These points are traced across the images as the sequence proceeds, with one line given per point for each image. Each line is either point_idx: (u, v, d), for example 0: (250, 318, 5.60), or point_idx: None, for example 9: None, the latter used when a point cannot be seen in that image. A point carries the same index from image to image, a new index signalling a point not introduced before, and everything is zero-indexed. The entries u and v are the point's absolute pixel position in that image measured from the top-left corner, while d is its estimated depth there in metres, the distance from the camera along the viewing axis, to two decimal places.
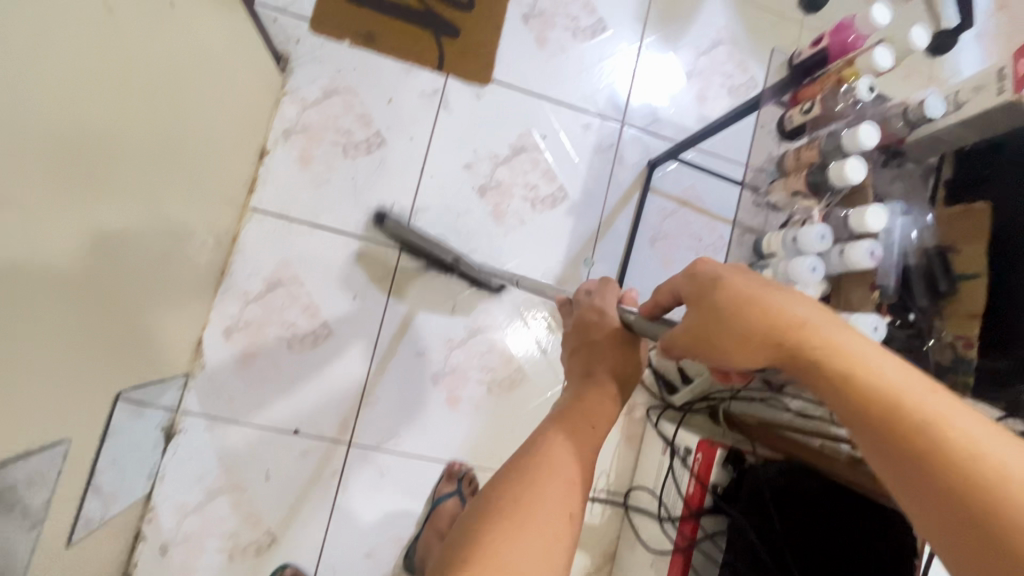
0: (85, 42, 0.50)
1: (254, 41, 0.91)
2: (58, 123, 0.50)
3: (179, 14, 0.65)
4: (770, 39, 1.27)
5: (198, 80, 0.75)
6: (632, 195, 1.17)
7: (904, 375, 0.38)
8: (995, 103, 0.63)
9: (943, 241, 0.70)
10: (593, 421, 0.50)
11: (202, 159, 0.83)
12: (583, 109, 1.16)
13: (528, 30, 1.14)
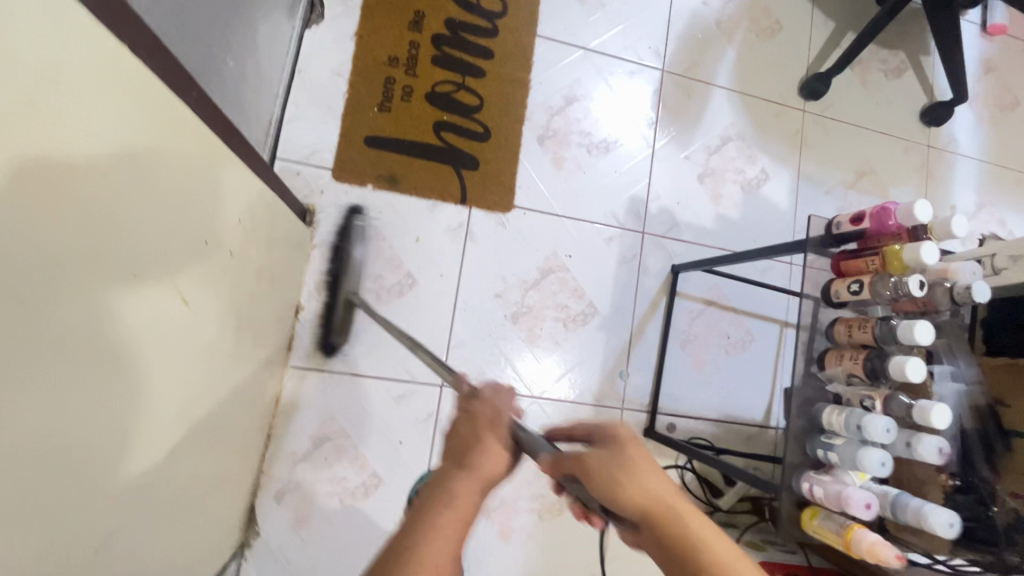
0: (166, 313, 0.53)
1: (294, 230, 0.95)
2: (138, 392, 0.51)
3: (236, 249, 0.70)
4: (776, 130, 1.30)
5: (249, 288, 0.78)
6: (659, 301, 1.19)
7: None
8: None
9: (991, 393, 0.72)
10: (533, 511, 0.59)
11: (238, 359, 0.79)
12: (604, 223, 1.18)
13: (544, 152, 1.16)
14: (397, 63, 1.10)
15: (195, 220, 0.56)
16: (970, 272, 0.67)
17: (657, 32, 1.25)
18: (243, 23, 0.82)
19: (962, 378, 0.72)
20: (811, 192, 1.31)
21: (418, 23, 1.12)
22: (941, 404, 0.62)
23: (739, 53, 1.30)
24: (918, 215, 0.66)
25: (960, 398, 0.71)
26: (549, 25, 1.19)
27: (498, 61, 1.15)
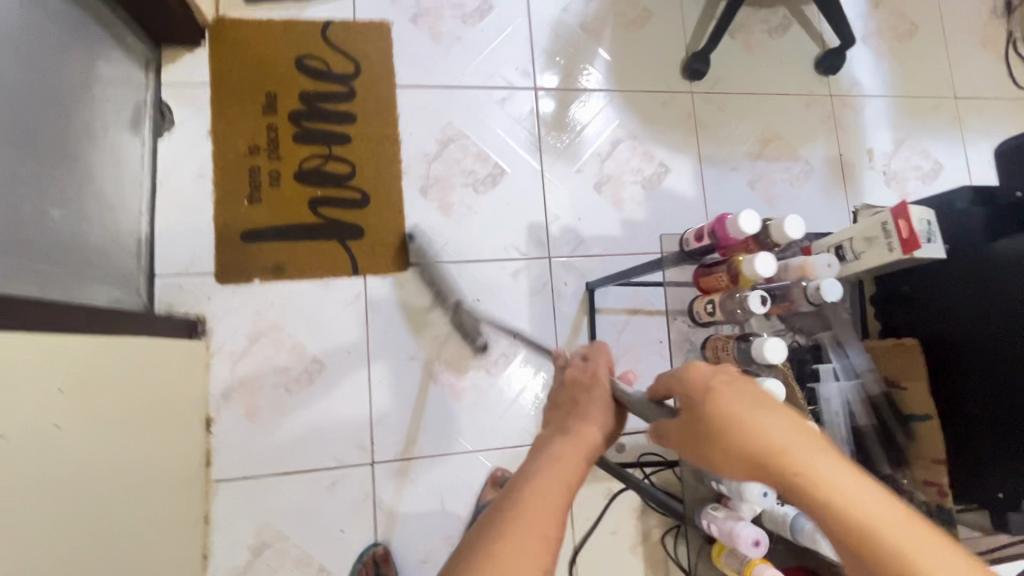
0: (28, 454, 0.58)
1: (185, 348, 0.95)
2: (14, 537, 0.54)
3: (116, 370, 0.76)
4: (666, 118, 1.27)
5: (148, 402, 0.82)
6: (581, 322, 1.16)
7: (790, 433, 0.43)
8: (889, 258, 0.62)
9: (887, 376, 0.76)
10: (726, 445, 0.44)
11: (152, 461, 0.82)
12: (507, 257, 1.15)
13: (430, 201, 1.14)
14: (259, 150, 1.09)
15: (28, 369, 0.60)
16: (825, 266, 0.64)
17: (520, 51, 1.22)
18: (62, 166, 0.82)
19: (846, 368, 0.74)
20: (716, 173, 1.27)
21: (272, 104, 1.10)
22: None
23: (612, 50, 1.26)
24: (745, 225, 0.61)
25: (850, 391, 0.74)
26: (407, 73, 1.17)
27: (362, 122, 1.13)
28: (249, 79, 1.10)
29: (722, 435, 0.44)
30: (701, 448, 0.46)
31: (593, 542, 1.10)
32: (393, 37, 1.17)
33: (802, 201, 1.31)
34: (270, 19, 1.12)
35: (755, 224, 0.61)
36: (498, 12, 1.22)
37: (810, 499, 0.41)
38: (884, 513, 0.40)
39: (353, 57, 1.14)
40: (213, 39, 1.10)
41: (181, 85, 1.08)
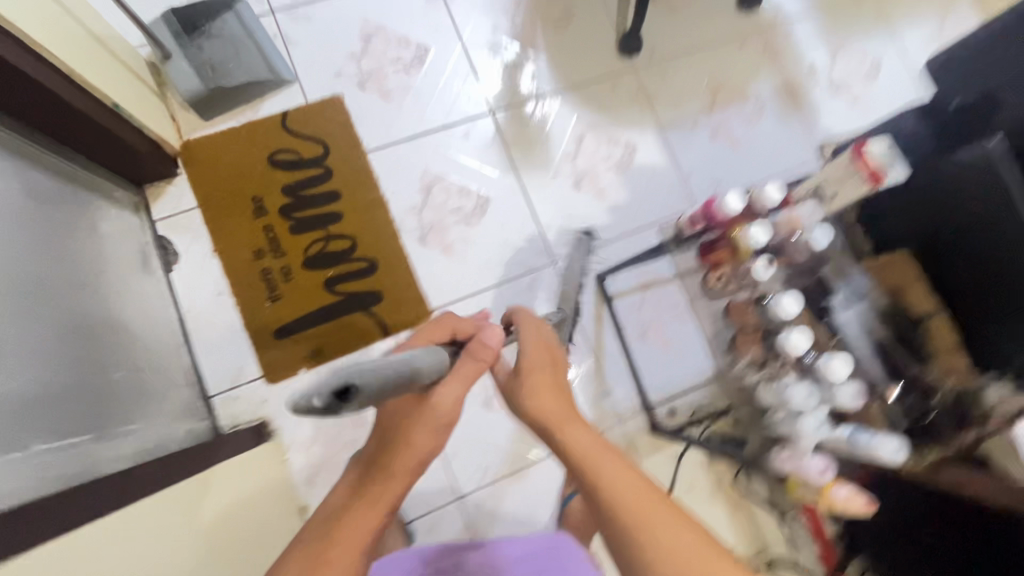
0: None
1: (262, 454, 1.02)
2: None
3: (217, 496, 0.83)
4: (618, 101, 1.33)
5: (253, 512, 0.90)
6: (602, 311, 1.24)
7: (621, 476, 0.57)
8: (859, 192, 0.69)
9: (890, 288, 0.83)
10: (558, 421, 0.65)
11: (259, 518, 0.90)
12: (517, 275, 1.22)
13: (431, 247, 1.20)
14: (263, 253, 1.14)
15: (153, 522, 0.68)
16: (808, 216, 0.72)
17: (467, 83, 1.28)
18: (106, 334, 0.88)
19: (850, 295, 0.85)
20: (679, 136, 1.34)
21: (261, 207, 1.16)
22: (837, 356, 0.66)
23: (549, 52, 1.32)
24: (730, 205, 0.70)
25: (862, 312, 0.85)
26: (373, 137, 1.22)
27: (348, 196, 1.18)
28: (233, 190, 1.15)
29: (555, 417, 0.65)
30: (553, 418, 0.65)
31: (675, 503, 1.19)
32: (349, 108, 1.22)
33: (764, 135, 1.38)
34: (233, 129, 1.18)
35: (738, 201, 0.71)
36: (435, 53, 1.27)
37: (595, 468, 0.58)
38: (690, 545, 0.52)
39: (319, 139, 1.20)
40: (188, 165, 1.15)
41: (174, 217, 1.13)
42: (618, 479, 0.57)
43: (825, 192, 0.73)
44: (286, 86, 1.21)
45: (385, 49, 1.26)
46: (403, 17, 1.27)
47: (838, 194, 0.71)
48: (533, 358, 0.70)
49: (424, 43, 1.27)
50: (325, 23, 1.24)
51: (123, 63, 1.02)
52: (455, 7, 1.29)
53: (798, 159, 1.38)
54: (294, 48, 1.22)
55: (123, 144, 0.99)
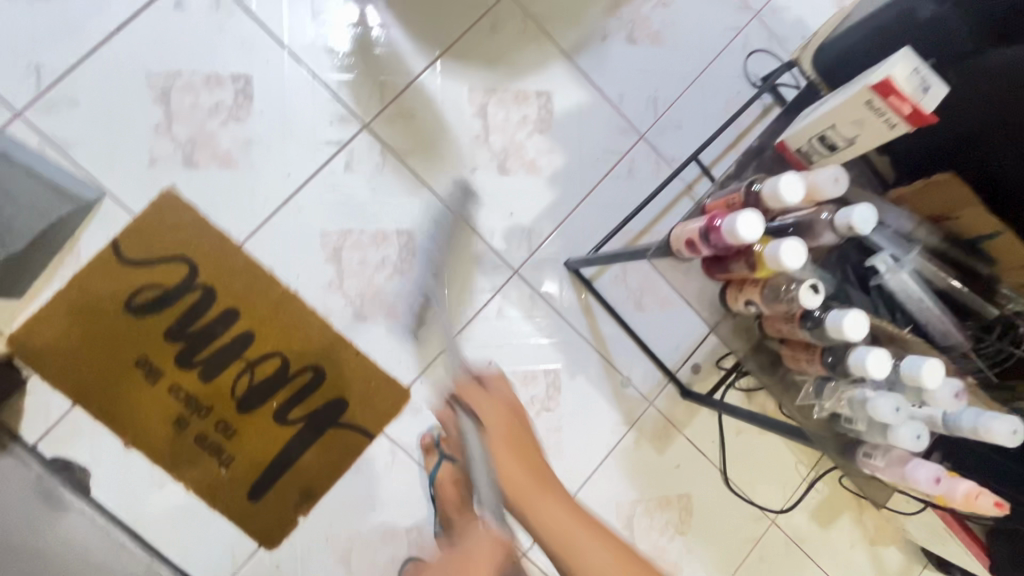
0: None
1: None
2: None
3: None
4: (506, 43, 1.05)
5: None
6: (587, 299, 1.08)
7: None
8: (891, 135, 0.56)
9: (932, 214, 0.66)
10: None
11: None
12: (482, 303, 1.03)
13: (373, 318, 0.99)
14: (186, 418, 0.92)
15: None
16: (832, 179, 0.58)
17: (319, 100, 0.98)
18: None
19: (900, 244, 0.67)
20: (593, 56, 1.09)
21: (153, 369, 0.91)
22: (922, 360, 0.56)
23: (401, 16, 1.01)
24: (746, 233, 0.56)
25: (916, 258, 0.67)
26: (239, 220, 0.95)
27: (248, 307, 0.94)
28: (109, 365, 0.90)
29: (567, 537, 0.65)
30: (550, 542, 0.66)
31: (731, 453, 1.13)
32: (191, 199, 0.93)
33: (685, 15, 1.13)
34: (62, 292, 0.89)
35: (756, 226, 0.56)
36: (261, 78, 0.96)
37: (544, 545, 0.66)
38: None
39: (176, 255, 0.92)
40: (33, 360, 0.88)
41: (56, 427, 0.89)
42: (557, 518, 0.65)
43: (838, 138, 0.60)
44: (94, 205, 0.90)
45: (194, 100, 0.93)
46: (197, 47, 0.93)
47: (857, 138, 0.58)
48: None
49: (241, 71, 0.95)
50: (99, 98, 0.90)
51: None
52: (256, 5, 0.96)
53: (731, 28, 1.15)
54: (77, 152, 0.89)
55: None
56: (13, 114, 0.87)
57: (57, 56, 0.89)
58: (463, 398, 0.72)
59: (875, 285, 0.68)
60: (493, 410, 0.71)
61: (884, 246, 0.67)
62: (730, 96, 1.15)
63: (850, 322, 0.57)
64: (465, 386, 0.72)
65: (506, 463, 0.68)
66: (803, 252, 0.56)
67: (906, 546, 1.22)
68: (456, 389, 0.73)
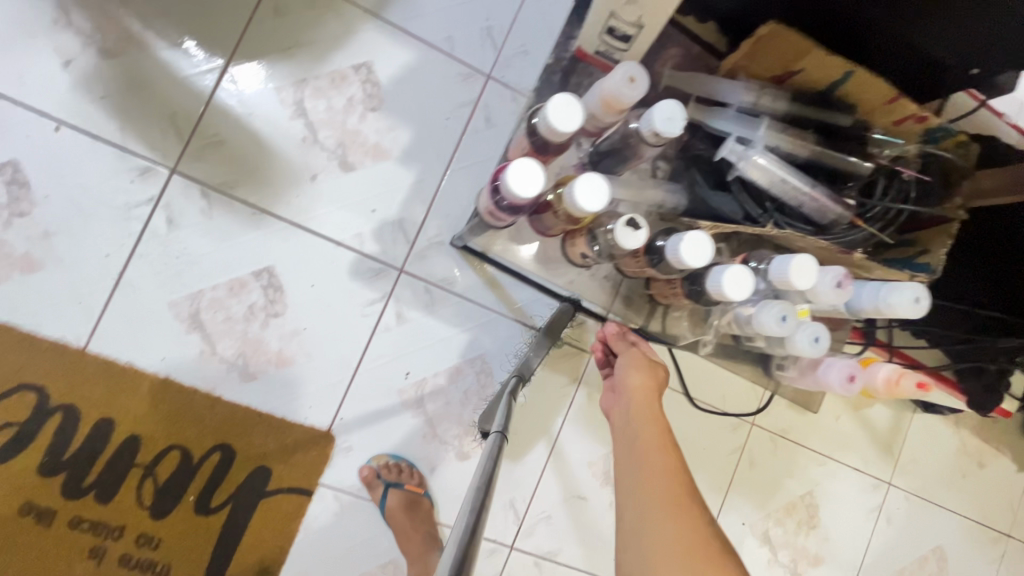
0: None
1: None
2: None
3: None
4: (298, 23, 0.90)
5: None
6: (489, 271, 0.98)
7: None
8: (670, 0, 0.58)
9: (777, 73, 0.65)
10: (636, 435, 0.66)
11: None
12: (377, 315, 0.93)
13: (264, 372, 0.89)
14: (101, 546, 0.84)
15: None
16: (623, 82, 0.54)
17: (108, 159, 0.84)
18: None
19: (746, 124, 0.64)
20: (403, 4, 0.94)
21: (42, 512, 0.82)
22: (794, 261, 0.56)
23: (164, 30, 0.86)
24: (530, 189, 0.55)
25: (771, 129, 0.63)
26: (71, 324, 0.83)
27: (121, 411, 0.84)
28: None
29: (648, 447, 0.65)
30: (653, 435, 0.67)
31: (691, 373, 1.07)
32: (5, 319, 0.81)
33: None
34: None
35: (538, 175, 0.55)
36: (28, 157, 0.81)
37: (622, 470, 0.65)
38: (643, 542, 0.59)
39: (16, 384, 0.81)
40: None
41: None
42: (654, 456, 0.63)
43: (623, 25, 0.62)
44: None
45: None
46: None
47: (641, 16, 0.60)
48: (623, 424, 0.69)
49: (2, 158, 0.81)
50: None
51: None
52: None
53: None
54: None
55: None
56: None
57: None
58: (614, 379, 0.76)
59: (733, 178, 0.64)
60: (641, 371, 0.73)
61: (728, 130, 0.64)
62: None
63: (689, 246, 0.55)
64: (611, 336, 0.80)
65: (638, 383, 0.71)
66: (601, 184, 0.55)
67: (891, 399, 1.19)
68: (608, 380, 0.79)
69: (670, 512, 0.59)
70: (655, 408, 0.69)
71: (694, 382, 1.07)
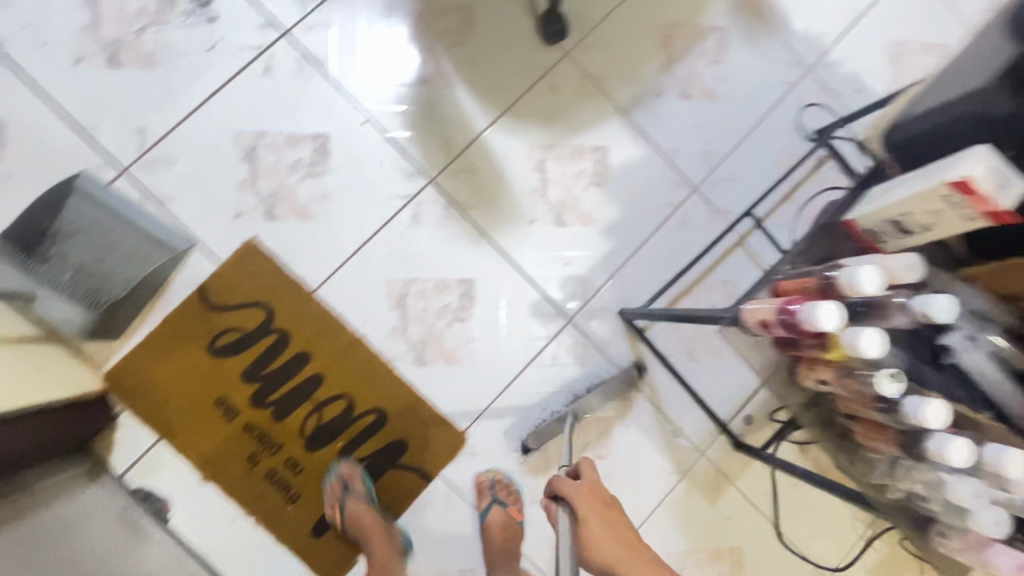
0: None
1: None
2: None
3: None
4: (565, 101, 1.10)
5: None
6: (640, 349, 1.09)
7: (615, 533, 0.70)
8: (967, 225, 0.60)
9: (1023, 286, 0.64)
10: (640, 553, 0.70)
11: None
12: (538, 350, 1.06)
13: (434, 363, 1.03)
14: (258, 455, 0.98)
15: None
16: (905, 267, 0.64)
17: (390, 156, 1.04)
18: None
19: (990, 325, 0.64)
20: (647, 112, 1.12)
21: (229, 408, 0.97)
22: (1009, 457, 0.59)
23: (465, 75, 1.07)
24: (819, 318, 0.63)
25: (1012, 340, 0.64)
26: (313, 269, 1.01)
27: (318, 351, 1.00)
28: (191, 403, 0.97)
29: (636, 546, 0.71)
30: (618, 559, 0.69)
31: (785, 507, 1.12)
32: (270, 248, 1.00)
33: (738, 71, 1.16)
34: (153, 334, 0.96)
35: (834, 315, 0.63)
36: (336, 135, 1.02)
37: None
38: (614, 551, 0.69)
39: (255, 300, 0.99)
40: (123, 397, 0.95)
41: (141, 460, 0.96)
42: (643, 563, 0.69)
43: (912, 224, 0.65)
44: (185, 254, 0.98)
45: (277, 157, 1.01)
46: (281, 109, 1.01)
47: (934, 225, 0.62)
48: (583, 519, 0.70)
49: (319, 130, 1.02)
50: (193, 156, 0.99)
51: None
52: (335, 70, 1.03)
53: (784, 83, 1.18)
54: (172, 206, 0.98)
55: (20, 444, 0.76)
56: (120, 171, 0.97)
57: (159, 119, 0.98)
58: (569, 497, 0.71)
59: (951, 363, 0.66)
60: (587, 500, 0.71)
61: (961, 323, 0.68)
62: (783, 150, 1.17)
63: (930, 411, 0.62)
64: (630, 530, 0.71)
65: (616, 554, 0.69)
66: (881, 338, 0.63)
67: None
68: (558, 487, 0.72)
69: (639, 559, 0.69)
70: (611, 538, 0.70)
71: (785, 515, 1.12)
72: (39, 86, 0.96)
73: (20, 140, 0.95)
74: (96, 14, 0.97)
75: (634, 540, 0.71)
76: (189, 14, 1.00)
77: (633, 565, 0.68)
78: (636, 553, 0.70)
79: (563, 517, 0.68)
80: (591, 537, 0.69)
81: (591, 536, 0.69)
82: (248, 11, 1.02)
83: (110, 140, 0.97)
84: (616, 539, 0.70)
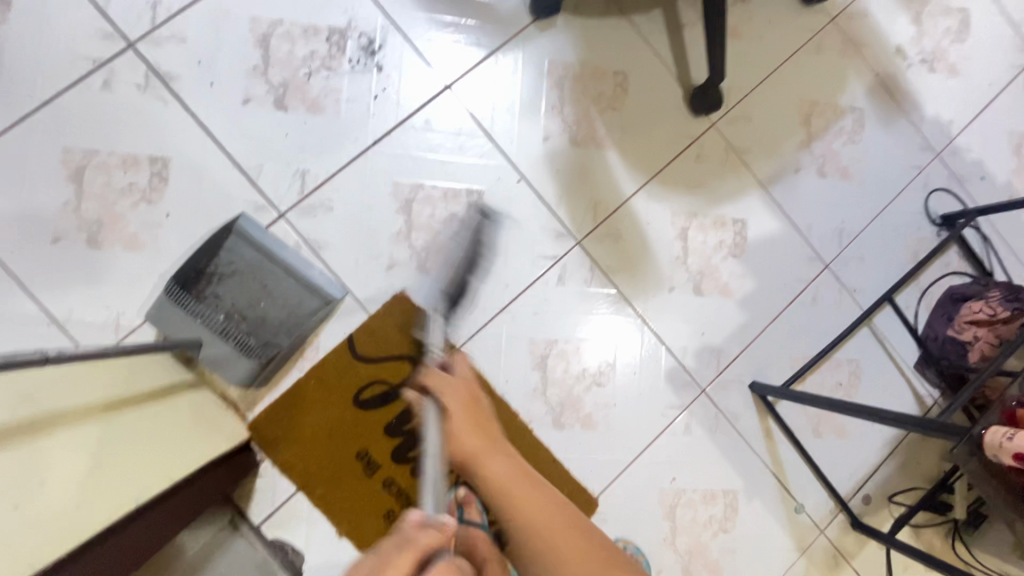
0: None
1: None
2: None
3: None
4: (710, 171, 1.11)
5: None
6: (768, 423, 1.09)
7: (510, 475, 0.76)
8: None
9: None
10: (525, 501, 0.72)
11: None
12: (671, 418, 1.06)
13: (571, 426, 1.03)
14: (395, 511, 0.96)
15: None
16: None
17: (540, 217, 1.04)
18: None
19: None
20: (786, 187, 1.14)
21: (370, 462, 0.96)
22: None
23: (616, 141, 1.08)
24: None
25: None
26: (460, 325, 1.00)
27: None
28: (333, 455, 0.95)
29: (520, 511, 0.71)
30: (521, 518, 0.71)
31: None
32: (420, 301, 0.99)
33: (872, 152, 1.18)
34: (299, 382, 0.95)
35: None
36: (490, 193, 1.03)
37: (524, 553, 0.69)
38: (540, 520, 0.70)
39: (403, 354, 0.98)
40: (265, 445, 0.93)
41: (278, 510, 0.94)
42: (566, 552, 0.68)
43: None
44: (338, 303, 0.97)
45: (432, 211, 1.01)
46: (438, 163, 1.02)
47: None
48: (456, 429, 0.79)
49: (474, 186, 1.02)
50: (350, 205, 0.98)
51: (163, 388, 0.80)
52: (493, 127, 1.04)
53: (915, 167, 1.20)
54: (327, 253, 0.97)
55: (200, 495, 0.77)
56: (278, 215, 0.96)
57: (320, 165, 0.98)
58: (434, 387, 0.84)
59: None
60: (453, 391, 0.83)
61: None
62: (911, 233, 1.19)
63: None
64: (456, 363, 0.88)
65: (502, 471, 0.76)
66: None
67: None
68: (426, 379, 0.84)
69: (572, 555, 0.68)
70: (466, 442, 0.78)
71: None
72: (206, 124, 0.95)
73: (182, 176, 0.94)
74: (267, 56, 0.97)
75: (518, 476, 0.76)
76: (356, 61, 1.00)
77: (525, 512, 0.71)
78: (501, 463, 0.77)
79: (429, 406, 0.80)
80: (453, 426, 0.78)
81: (451, 411, 0.80)
82: (414, 63, 1.02)
83: (271, 183, 0.96)
84: (473, 432, 0.79)
